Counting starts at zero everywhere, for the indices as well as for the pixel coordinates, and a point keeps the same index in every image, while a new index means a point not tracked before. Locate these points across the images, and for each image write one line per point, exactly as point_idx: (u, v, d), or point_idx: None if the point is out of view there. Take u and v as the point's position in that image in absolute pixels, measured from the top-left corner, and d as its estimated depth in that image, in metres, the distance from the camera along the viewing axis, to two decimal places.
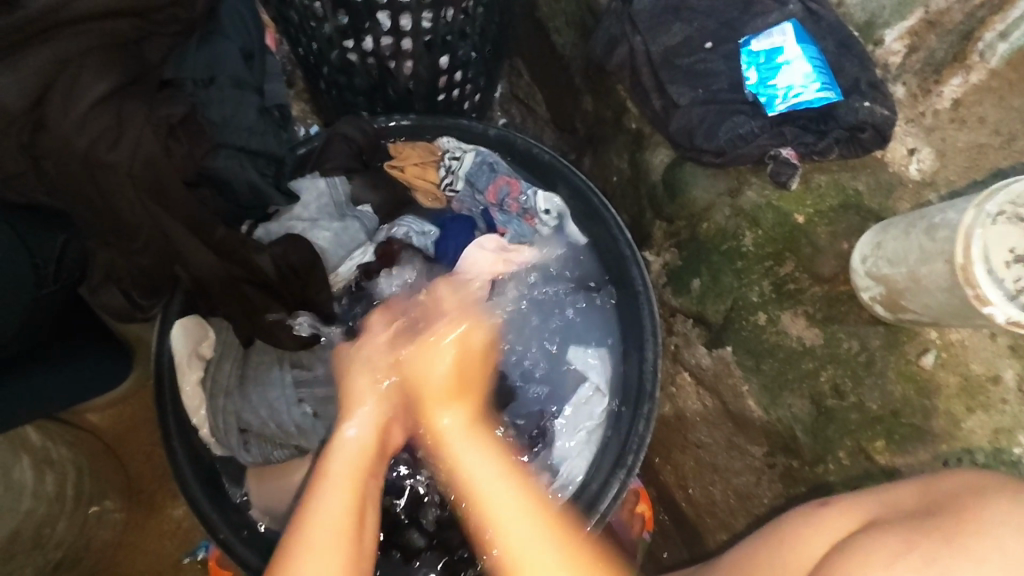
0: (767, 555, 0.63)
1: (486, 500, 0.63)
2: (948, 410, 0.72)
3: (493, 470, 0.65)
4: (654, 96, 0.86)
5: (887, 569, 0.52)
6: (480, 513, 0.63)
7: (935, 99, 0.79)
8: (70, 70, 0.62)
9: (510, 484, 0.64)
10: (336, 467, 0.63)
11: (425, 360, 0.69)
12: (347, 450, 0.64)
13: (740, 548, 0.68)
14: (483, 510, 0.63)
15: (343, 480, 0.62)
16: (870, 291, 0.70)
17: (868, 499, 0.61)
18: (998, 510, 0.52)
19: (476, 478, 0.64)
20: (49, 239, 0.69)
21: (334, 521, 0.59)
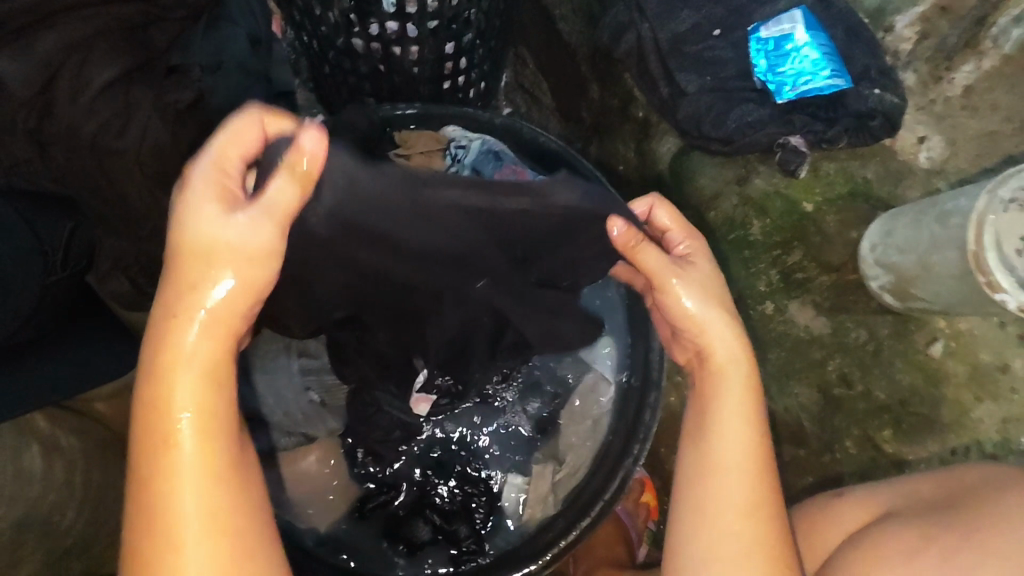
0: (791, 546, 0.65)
1: (727, 456, 0.54)
2: (957, 399, 0.72)
3: (747, 419, 0.55)
4: (662, 84, 0.85)
5: (905, 565, 0.54)
6: (710, 434, 0.55)
7: (945, 86, 0.78)
8: (78, 53, 0.62)
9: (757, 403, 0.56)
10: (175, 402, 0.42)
11: (695, 315, 0.56)
12: (178, 350, 0.43)
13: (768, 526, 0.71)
14: (715, 433, 0.55)
15: (200, 390, 0.43)
16: (879, 280, 0.70)
17: (879, 491, 0.62)
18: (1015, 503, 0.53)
19: (728, 412, 0.55)
20: (57, 227, 0.68)
21: (198, 428, 0.43)
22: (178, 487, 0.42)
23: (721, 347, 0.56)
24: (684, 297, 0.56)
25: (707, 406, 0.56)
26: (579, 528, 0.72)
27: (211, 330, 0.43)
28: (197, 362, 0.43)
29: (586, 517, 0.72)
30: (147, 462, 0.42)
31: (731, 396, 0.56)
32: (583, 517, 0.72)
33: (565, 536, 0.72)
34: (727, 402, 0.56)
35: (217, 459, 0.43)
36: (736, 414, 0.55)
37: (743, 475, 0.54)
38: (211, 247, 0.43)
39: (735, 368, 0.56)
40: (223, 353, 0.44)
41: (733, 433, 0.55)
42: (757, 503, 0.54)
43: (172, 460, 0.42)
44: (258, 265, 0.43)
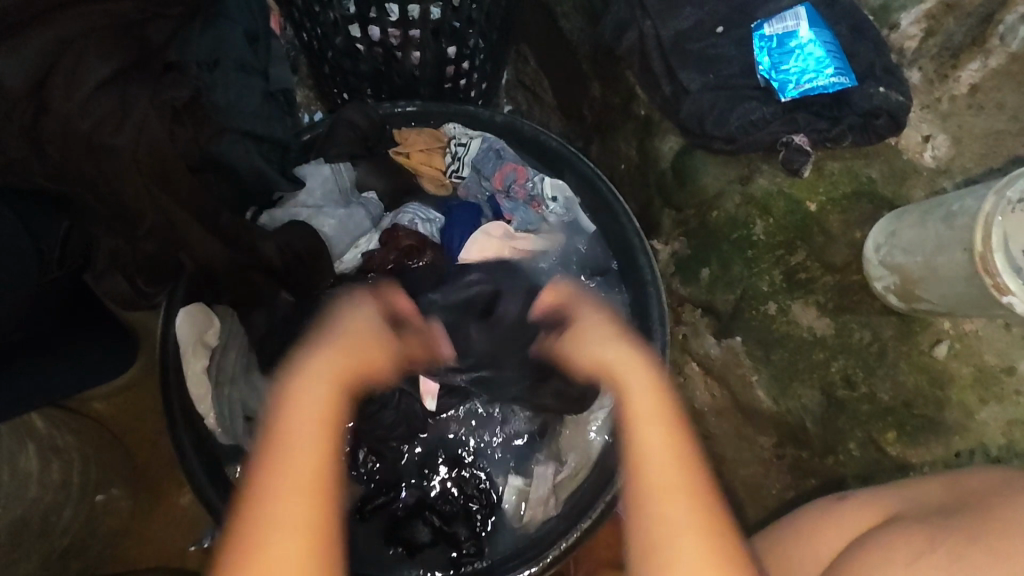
0: (790, 552, 0.64)
1: (661, 505, 0.47)
2: (961, 401, 0.71)
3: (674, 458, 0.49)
4: (664, 82, 0.84)
5: (907, 566, 0.53)
6: (638, 484, 0.48)
7: (952, 84, 0.77)
8: (72, 51, 0.61)
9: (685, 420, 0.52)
10: (291, 428, 0.47)
11: (612, 360, 0.56)
12: (311, 406, 0.49)
13: (760, 540, 0.70)
14: (641, 479, 0.48)
15: (312, 422, 0.48)
16: (883, 281, 0.69)
17: (886, 494, 0.62)
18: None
19: (652, 458, 0.49)
20: (54, 224, 0.67)
21: (305, 450, 0.46)
22: (270, 503, 0.43)
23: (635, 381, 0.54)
24: (597, 343, 0.58)
25: (635, 455, 0.50)
26: (579, 530, 0.71)
27: (328, 380, 0.51)
28: (314, 402, 0.49)
29: (587, 518, 0.72)
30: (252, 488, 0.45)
31: (652, 439, 0.50)
32: (584, 518, 0.72)
33: (566, 538, 0.71)
34: (653, 447, 0.49)
35: (312, 481, 0.45)
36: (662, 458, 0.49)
37: (681, 527, 0.46)
38: (348, 336, 0.56)
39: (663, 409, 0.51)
40: (332, 401, 0.50)
41: (660, 476, 0.48)
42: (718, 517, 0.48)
43: (275, 478, 0.44)
44: (370, 349, 0.56)
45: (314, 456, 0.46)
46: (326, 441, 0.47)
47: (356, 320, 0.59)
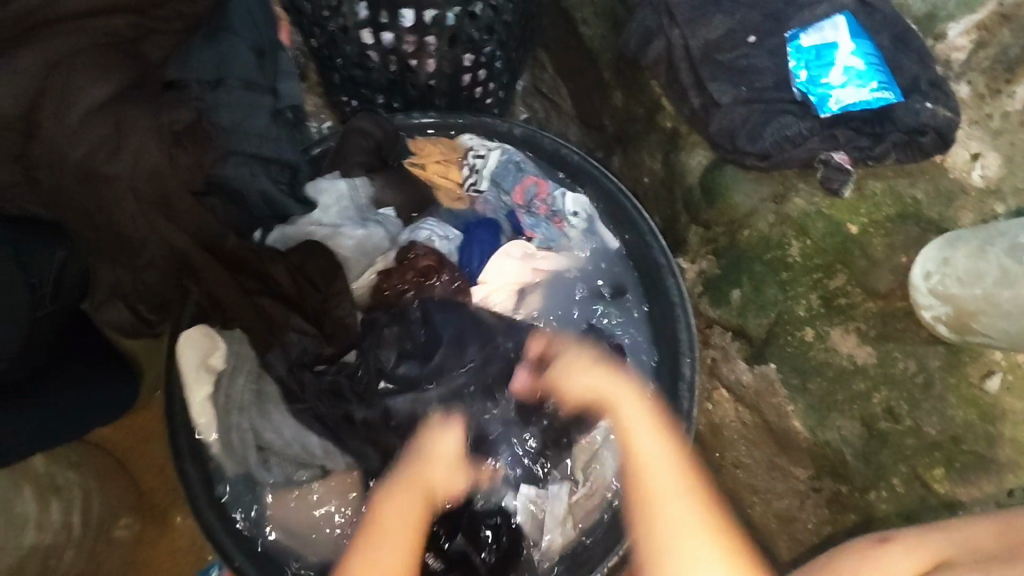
0: None
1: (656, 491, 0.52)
2: (1015, 437, 0.67)
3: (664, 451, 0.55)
4: (692, 94, 0.81)
5: None
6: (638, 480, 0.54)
7: (1006, 100, 0.73)
8: (66, 73, 0.62)
9: (690, 487, 0.52)
10: (388, 521, 0.55)
11: (589, 388, 0.61)
12: (399, 513, 0.56)
13: None
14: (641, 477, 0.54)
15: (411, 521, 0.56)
16: (932, 310, 0.65)
17: (932, 537, 0.58)
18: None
19: (644, 448, 0.55)
20: (47, 253, 0.62)
21: (396, 532, 0.54)
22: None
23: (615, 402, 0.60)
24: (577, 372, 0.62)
25: (633, 464, 0.55)
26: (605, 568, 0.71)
27: (414, 503, 0.57)
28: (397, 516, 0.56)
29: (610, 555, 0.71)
30: (360, 549, 0.54)
31: (643, 443, 0.56)
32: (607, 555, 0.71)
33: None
34: (642, 455, 0.55)
35: (409, 555, 0.53)
36: (661, 464, 0.54)
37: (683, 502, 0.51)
38: (427, 465, 0.61)
39: (665, 456, 0.55)
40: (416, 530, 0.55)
41: (658, 469, 0.53)
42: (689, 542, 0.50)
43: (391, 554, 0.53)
44: (455, 471, 0.63)
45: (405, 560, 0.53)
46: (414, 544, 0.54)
47: (438, 443, 0.63)
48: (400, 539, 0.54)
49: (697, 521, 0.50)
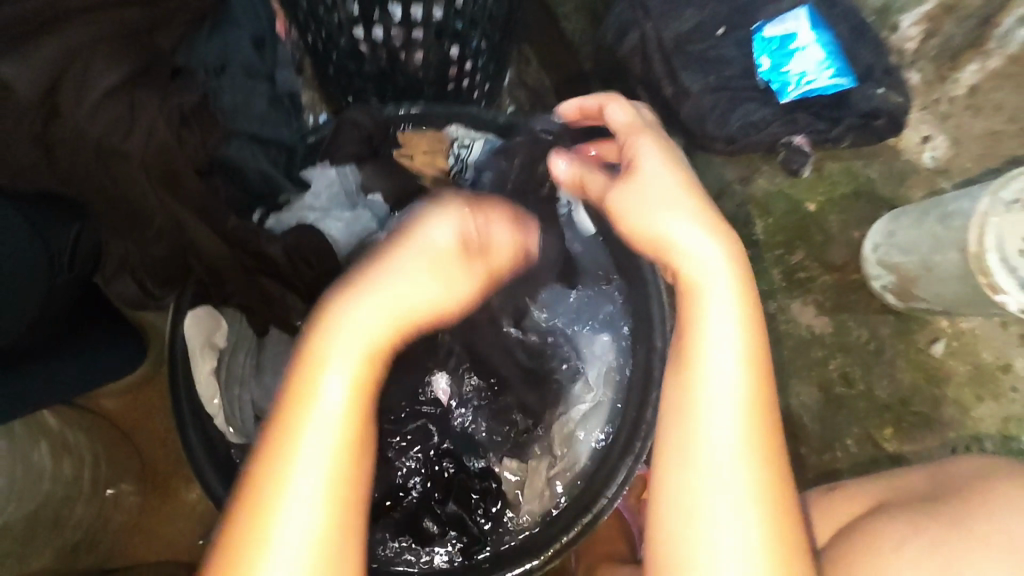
0: None
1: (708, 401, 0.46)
2: (958, 399, 0.72)
3: (736, 362, 0.46)
4: (665, 83, 0.83)
5: (894, 553, 0.54)
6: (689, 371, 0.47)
7: (951, 85, 0.77)
8: (82, 59, 0.62)
9: (754, 400, 0.46)
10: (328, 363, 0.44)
11: (651, 223, 0.49)
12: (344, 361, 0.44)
13: None
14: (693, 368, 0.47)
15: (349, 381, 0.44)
16: (881, 280, 0.70)
17: (872, 487, 0.63)
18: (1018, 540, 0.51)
19: (712, 341, 0.47)
20: (62, 226, 0.68)
21: (331, 416, 0.43)
22: (286, 453, 0.43)
23: (687, 261, 0.48)
24: (636, 201, 0.50)
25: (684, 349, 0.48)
26: (580, 524, 0.72)
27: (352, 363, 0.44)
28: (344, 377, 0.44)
29: (586, 514, 0.72)
30: (280, 411, 0.44)
31: (711, 317, 0.47)
32: (584, 514, 0.72)
33: (567, 533, 0.72)
34: (699, 338, 0.47)
35: (341, 456, 0.43)
36: (726, 363, 0.47)
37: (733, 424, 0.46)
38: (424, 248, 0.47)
39: (733, 345, 0.47)
40: (366, 379, 0.44)
41: (716, 368, 0.46)
42: (716, 466, 0.45)
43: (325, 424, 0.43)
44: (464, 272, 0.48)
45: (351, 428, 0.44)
46: (362, 441, 0.44)
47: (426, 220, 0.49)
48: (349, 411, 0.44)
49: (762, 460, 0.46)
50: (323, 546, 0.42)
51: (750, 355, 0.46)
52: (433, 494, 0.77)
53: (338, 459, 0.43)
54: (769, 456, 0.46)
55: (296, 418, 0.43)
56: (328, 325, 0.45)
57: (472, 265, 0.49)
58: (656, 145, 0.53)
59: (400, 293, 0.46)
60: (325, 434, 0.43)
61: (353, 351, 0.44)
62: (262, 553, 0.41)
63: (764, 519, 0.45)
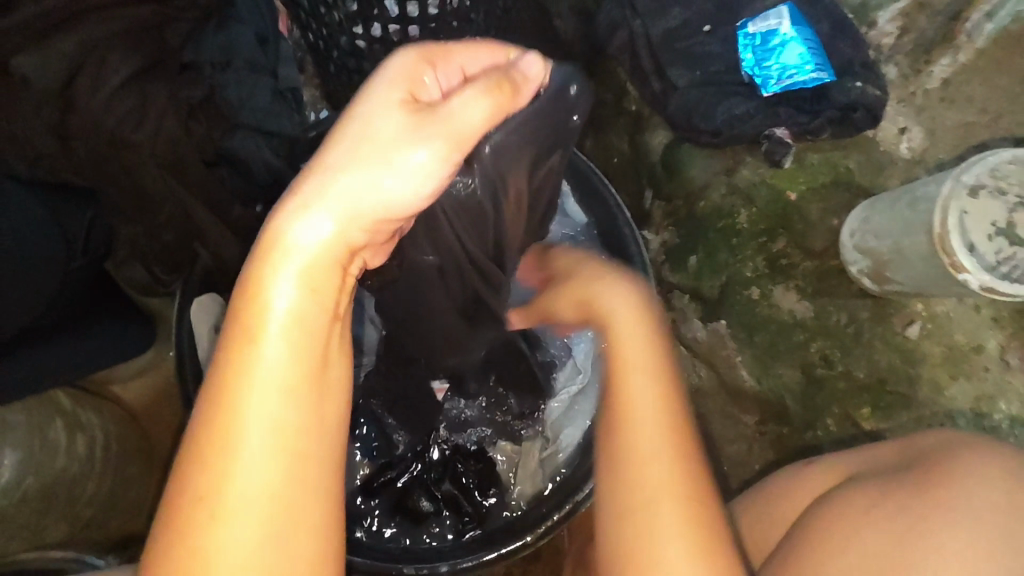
0: (765, 510, 0.69)
1: (631, 406, 0.55)
2: (932, 377, 0.75)
3: (649, 374, 0.56)
4: (653, 79, 0.88)
5: (861, 516, 0.58)
6: (618, 384, 0.56)
7: (924, 78, 0.81)
8: (97, 54, 0.66)
9: (665, 404, 0.55)
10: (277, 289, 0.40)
11: (610, 306, 0.59)
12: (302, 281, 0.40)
13: (744, 494, 0.74)
14: (621, 382, 0.56)
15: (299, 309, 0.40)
16: (858, 265, 0.73)
17: (848, 459, 0.66)
18: (969, 501, 0.55)
19: (629, 357, 0.57)
20: (77, 212, 0.71)
21: (287, 341, 0.39)
22: (241, 389, 0.39)
23: (609, 298, 0.59)
24: (612, 301, 0.59)
25: (615, 366, 0.57)
26: (573, 503, 0.74)
27: (307, 284, 0.40)
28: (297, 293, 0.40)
29: (582, 492, 0.74)
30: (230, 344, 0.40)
31: (629, 340, 0.57)
32: (579, 493, 0.74)
33: (559, 511, 0.74)
34: (622, 356, 0.57)
35: (299, 386, 0.40)
36: (641, 376, 0.56)
37: (651, 425, 0.54)
38: (367, 119, 0.41)
39: (646, 360, 0.56)
40: (322, 296, 0.41)
41: (634, 380, 0.56)
42: (655, 458, 0.53)
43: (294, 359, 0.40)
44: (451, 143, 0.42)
45: (304, 357, 0.40)
46: (320, 364, 0.41)
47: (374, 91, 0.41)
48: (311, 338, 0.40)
49: (676, 453, 0.53)
50: (272, 511, 0.38)
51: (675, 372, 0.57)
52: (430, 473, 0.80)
53: (288, 401, 0.39)
54: (683, 453, 0.53)
55: (236, 367, 0.39)
56: (275, 239, 0.40)
57: (443, 131, 0.41)
58: (566, 250, 0.67)
59: (352, 191, 0.40)
60: (277, 365, 0.39)
61: (294, 277, 0.40)
62: (213, 523, 0.37)
63: (684, 503, 0.51)
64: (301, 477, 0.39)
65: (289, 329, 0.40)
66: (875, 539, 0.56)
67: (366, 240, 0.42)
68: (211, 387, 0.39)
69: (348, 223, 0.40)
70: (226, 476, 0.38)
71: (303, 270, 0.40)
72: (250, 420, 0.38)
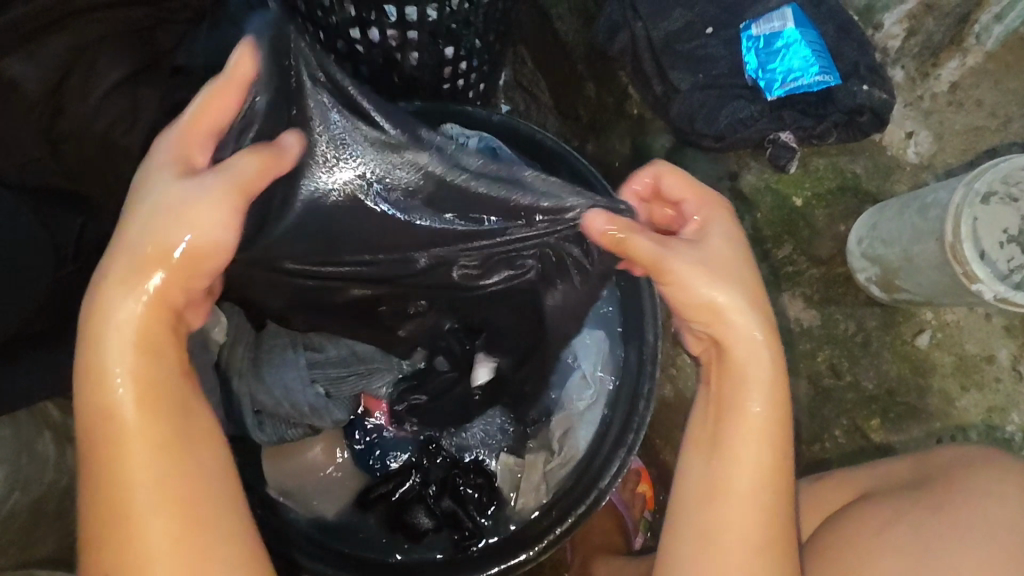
0: None
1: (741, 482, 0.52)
2: (943, 388, 0.73)
3: (764, 455, 0.51)
4: (655, 81, 0.86)
5: (876, 534, 0.56)
6: (731, 450, 0.52)
7: (931, 82, 0.79)
8: (88, 57, 0.64)
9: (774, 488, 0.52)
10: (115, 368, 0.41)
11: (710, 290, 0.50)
12: (131, 350, 0.41)
13: None
14: (735, 450, 0.52)
15: (135, 378, 0.41)
16: (865, 273, 0.71)
17: (862, 474, 0.64)
18: (985, 520, 0.54)
19: (755, 431, 0.51)
20: (67, 220, 0.69)
21: (136, 414, 0.41)
22: (118, 471, 0.41)
23: (739, 344, 0.51)
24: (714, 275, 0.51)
25: (736, 424, 0.52)
26: (574, 514, 0.70)
27: (143, 352, 0.42)
28: (128, 368, 0.41)
29: (580, 504, 0.71)
30: (94, 437, 0.42)
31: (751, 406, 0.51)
32: (578, 504, 0.71)
33: (561, 523, 0.70)
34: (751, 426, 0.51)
35: (162, 457, 0.41)
36: (755, 455, 0.51)
37: (755, 507, 0.52)
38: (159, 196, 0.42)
39: (763, 434, 0.51)
40: (148, 370, 0.42)
41: (753, 454, 0.51)
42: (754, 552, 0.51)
43: (124, 439, 0.41)
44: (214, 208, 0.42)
45: (156, 427, 0.41)
46: (169, 430, 0.42)
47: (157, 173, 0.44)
48: (150, 413, 0.41)
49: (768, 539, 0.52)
50: (192, 555, 0.41)
51: (789, 419, 0.52)
52: (430, 488, 0.80)
53: (156, 473, 0.41)
54: (772, 536, 0.52)
55: (104, 451, 0.41)
56: (103, 320, 0.41)
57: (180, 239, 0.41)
58: (724, 221, 0.54)
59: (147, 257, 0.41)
60: (135, 440, 0.41)
61: (126, 351, 0.41)
62: None
63: None
64: (208, 502, 0.42)
65: (136, 400, 0.41)
66: (891, 559, 0.54)
67: (183, 300, 0.43)
68: (96, 465, 0.42)
69: (164, 288, 0.42)
70: (129, 554, 0.41)
71: (135, 341, 0.42)
72: (134, 500, 0.41)
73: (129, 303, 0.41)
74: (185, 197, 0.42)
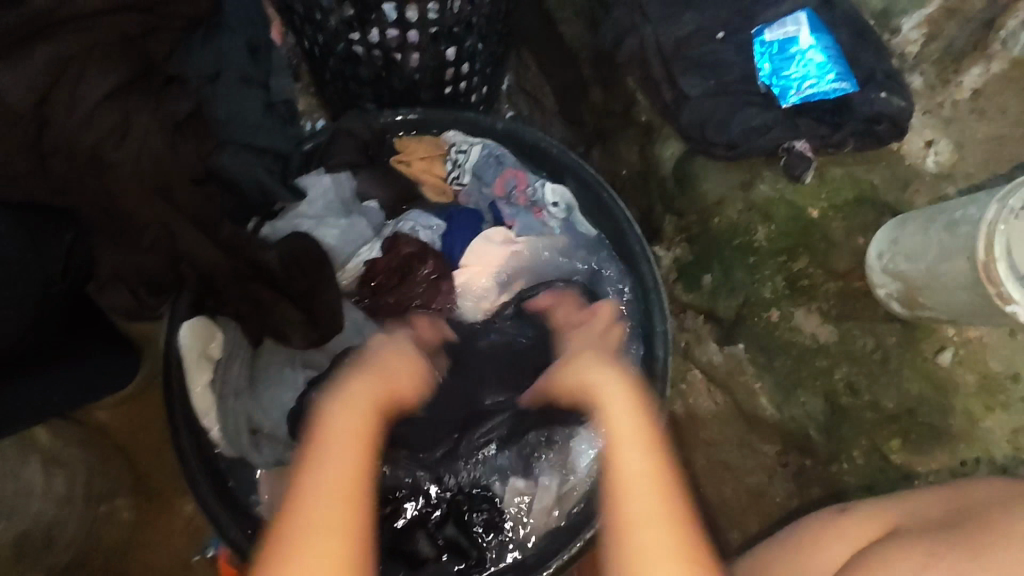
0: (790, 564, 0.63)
1: (629, 480, 0.52)
2: (966, 409, 0.70)
3: (644, 452, 0.53)
4: (664, 88, 0.83)
5: None
6: (615, 454, 0.54)
7: (953, 89, 0.77)
8: (76, 65, 0.62)
9: (659, 477, 0.52)
10: (334, 452, 0.50)
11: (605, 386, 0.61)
12: (340, 443, 0.51)
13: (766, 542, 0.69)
14: (618, 452, 0.54)
15: (348, 462, 0.49)
16: (886, 288, 0.68)
17: (892, 506, 0.61)
18: None
19: (623, 430, 0.56)
20: (56, 236, 0.66)
21: (336, 491, 0.47)
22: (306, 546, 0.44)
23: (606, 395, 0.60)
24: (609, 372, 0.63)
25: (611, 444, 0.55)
26: (583, 539, 0.69)
27: (351, 450, 0.50)
28: (346, 451, 0.50)
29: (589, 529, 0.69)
30: (289, 509, 0.46)
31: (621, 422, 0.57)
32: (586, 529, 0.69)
33: (568, 549, 0.69)
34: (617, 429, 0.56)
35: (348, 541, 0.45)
36: (634, 450, 0.54)
37: (646, 497, 0.50)
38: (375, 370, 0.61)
39: (634, 433, 0.55)
40: (359, 463, 0.50)
41: (632, 455, 0.53)
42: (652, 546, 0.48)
43: (322, 504, 0.46)
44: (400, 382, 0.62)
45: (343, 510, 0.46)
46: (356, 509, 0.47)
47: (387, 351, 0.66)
48: (340, 498, 0.47)
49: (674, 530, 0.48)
50: None
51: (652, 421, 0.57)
52: (432, 514, 0.75)
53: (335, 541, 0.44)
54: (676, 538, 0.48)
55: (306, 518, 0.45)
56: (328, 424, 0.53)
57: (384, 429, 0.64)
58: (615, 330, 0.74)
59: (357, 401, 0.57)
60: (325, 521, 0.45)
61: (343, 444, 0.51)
62: None
63: None
64: None
65: (343, 484, 0.48)
66: None
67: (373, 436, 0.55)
68: (297, 526, 0.45)
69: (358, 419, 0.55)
70: None
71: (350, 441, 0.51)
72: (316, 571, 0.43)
73: (340, 408, 0.55)
74: (390, 367, 0.63)
